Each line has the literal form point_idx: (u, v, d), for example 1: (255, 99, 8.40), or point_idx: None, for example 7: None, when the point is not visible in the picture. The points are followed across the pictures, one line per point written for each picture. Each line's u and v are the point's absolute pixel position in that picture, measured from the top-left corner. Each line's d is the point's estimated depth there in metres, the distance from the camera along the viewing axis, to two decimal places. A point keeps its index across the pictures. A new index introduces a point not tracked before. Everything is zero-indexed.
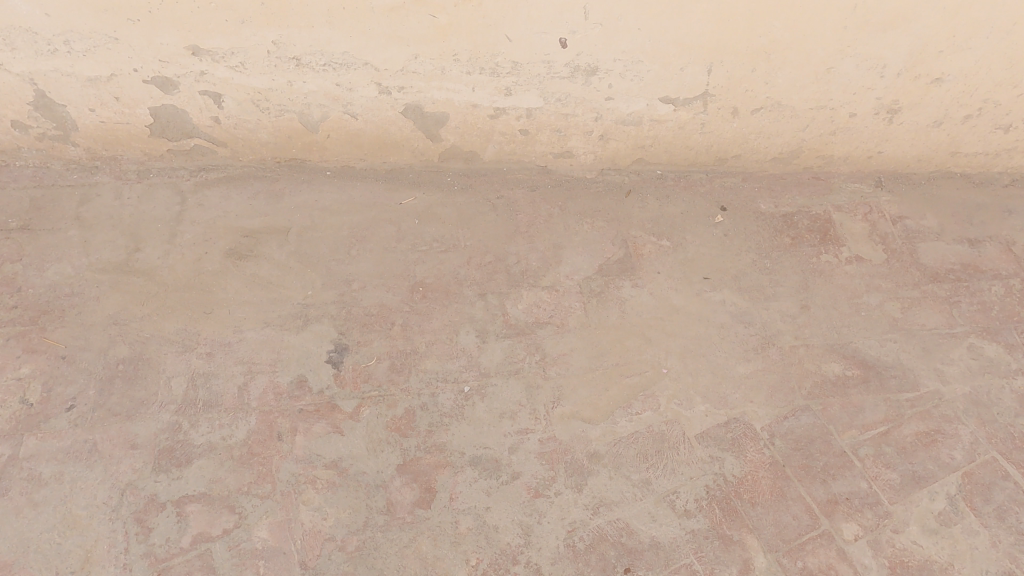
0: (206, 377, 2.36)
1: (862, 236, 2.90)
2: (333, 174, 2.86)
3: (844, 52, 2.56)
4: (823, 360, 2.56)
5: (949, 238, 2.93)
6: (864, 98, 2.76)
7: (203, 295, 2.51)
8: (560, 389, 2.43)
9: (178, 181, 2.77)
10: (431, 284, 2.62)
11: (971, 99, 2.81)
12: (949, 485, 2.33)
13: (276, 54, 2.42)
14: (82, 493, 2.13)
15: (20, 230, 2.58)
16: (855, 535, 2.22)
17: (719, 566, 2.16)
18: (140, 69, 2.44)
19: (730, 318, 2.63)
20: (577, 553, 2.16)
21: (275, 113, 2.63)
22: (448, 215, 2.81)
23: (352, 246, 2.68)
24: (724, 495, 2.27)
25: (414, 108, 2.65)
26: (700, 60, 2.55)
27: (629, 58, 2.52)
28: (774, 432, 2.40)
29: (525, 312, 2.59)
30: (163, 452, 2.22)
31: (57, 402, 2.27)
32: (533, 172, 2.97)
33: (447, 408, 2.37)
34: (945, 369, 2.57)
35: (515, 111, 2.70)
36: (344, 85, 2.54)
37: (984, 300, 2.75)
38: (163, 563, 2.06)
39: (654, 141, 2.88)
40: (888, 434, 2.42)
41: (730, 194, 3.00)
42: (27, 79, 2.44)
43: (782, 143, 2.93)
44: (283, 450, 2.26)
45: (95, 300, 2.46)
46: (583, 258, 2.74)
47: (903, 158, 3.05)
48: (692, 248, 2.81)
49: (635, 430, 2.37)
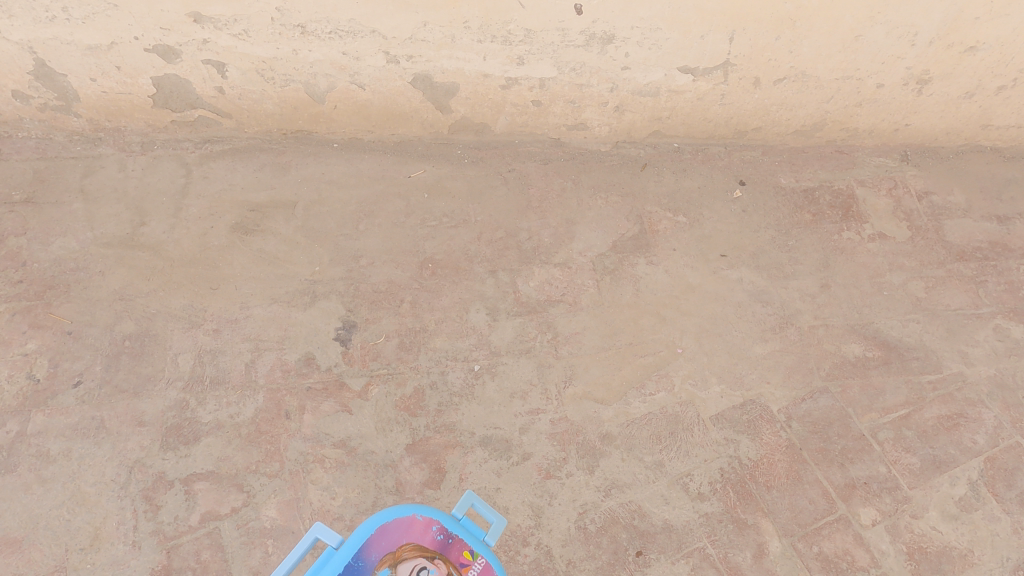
0: (213, 354, 2.32)
1: (886, 212, 2.81)
2: (340, 147, 2.79)
3: (874, 18, 2.44)
4: (843, 341, 2.49)
5: (976, 215, 2.83)
6: (892, 68, 2.64)
7: (209, 271, 2.47)
8: (573, 368, 2.38)
9: (182, 154, 2.71)
10: (441, 260, 2.56)
11: (1007, 69, 2.68)
12: (971, 470, 2.28)
13: (281, 21, 2.33)
14: (90, 470, 2.11)
15: (25, 204, 2.53)
16: (873, 520, 2.18)
17: (732, 550, 2.12)
18: (141, 38, 2.36)
19: (748, 297, 2.56)
20: (589, 535, 2.13)
21: (281, 82, 2.55)
22: (458, 188, 2.74)
23: (361, 221, 2.62)
24: (739, 478, 2.23)
25: (424, 77, 2.56)
26: (722, 28, 2.44)
27: (647, 25, 2.41)
28: (791, 414, 2.34)
29: (537, 290, 2.53)
30: (170, 430, 2.19)
31: (64, 378, 2.24)
32: (546, 144, 2.87)
33: (457, 387, 2.33)
34: (970, 351, 2.50)
35: (528, 81, 2.61)
36: (351, 54, 2.45)
37: (1011, 279, 2.67)
38: (172, 541, 2.05)
39: (672, 113, 2.78)
40: (909, 417, 2.36)
41: (749, 168, 2.90)
42: (26, 47, 2.37)
43: (805, 116, 2.83)
44: (291, 429, 2.23)
45: (100, 275, 2.42)
46: (597, 234, 2.67)
47: (931, 131, 2.93)
48: (709, 224, 2.73)
49: (649, 412, 2.32)
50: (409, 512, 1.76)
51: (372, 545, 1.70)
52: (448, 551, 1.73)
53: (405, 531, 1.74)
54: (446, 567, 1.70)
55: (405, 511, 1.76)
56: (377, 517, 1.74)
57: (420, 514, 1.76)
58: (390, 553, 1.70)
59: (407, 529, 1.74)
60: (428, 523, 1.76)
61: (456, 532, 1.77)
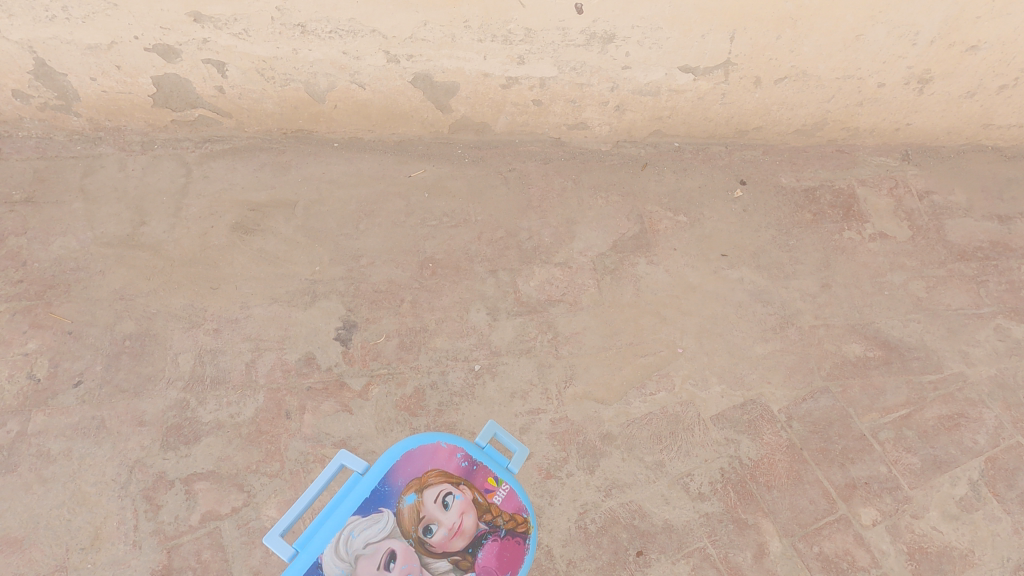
0: (213, 354, 2.32)
1: (887, 212, 2.80)
2: (341, 146, 2.79)
3: (875, 18, 2.43)
4: (843, 341, 2.49)
5: (978, 215, 2.83)
6: (894, 67, 2.64)
7: (210, 271, 2.47)
8: (573, 368, 2.38)
9: (183, 153, 2.71)
10: (441, 260, 2.56)
11: (1008, 68, 2.68)
12: (971, 470, 2.28)
13: (281, 20, 2.32)
14: (91, 470, 2.11)
15: (25, 203, 2.53)
16: (873, 520, 2.18)
17: (733, 549, 2.12)
18: (141, 37, 2.35)
19: (748, 296, 2.56)
20: (589, 535, 2.13)
21: (281, 82, 2.55)
22: (458, 188, 2.73)
23: (361, 220, 2.62)
24: (739, 478, 2.23)
25: (424, 77, 2.56)
26: (723, 28, 2.43)
27: (648, 25, 2.41)
28: (792, 413, 2.34)
29: (537, 289, 2.53)
30: (170, 429, 2.19)
31: (64, 377, 2.24)
32: (547, 144, 2.87)
33: (457, 386, 2.32)
34: (971, 351, 2.50)
35: (528, 80, 2.60)
36: (351, 53, 2.45)
37: (1013, 279, 2.67)
38: (173, 540, 2.05)
39: (673, 112, 2.78)
40: (910, 417, 2.36)
41: (750, 167, 2.90)
42: (26, 47, 2.36)
43: (806, 115, 2.82)
44: (291, 429, 2.23)
45: (100, 275, 2.42)
46: (597, 234, 2.66)
47: (932, 130, 2.93)
48: (710, 223, 2.72)
49: (649, 412, 2.32)
50: (435, 440, 2.07)
51: (398, 472, 1.99)
52: (472, 478, 2.06)
53: (431, 458, 2.05)
54: (471, 493, 2.03)
55: (431, 440, 2.07)
56: (404, 445, 2.03)
57: (445, 443, 2.08)
58: (415, 479, 2.00)
59: (433, 456, 2.05)
60: (453, 451, 2.08)
61: (480, 460, 2.11)
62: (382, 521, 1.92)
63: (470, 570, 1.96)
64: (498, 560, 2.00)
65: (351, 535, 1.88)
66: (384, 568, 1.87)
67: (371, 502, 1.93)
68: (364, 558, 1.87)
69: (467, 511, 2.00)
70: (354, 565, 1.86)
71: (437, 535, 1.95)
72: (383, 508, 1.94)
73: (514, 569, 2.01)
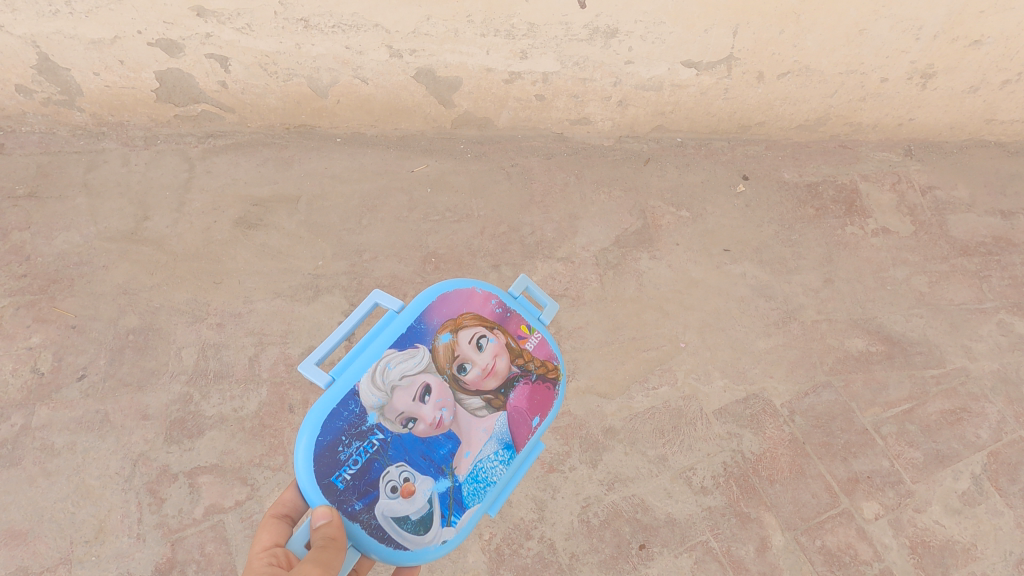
0: (216, 348, 2.33)
1: (890, 207, 2.80)
2: (344, 141, 2.79)
3: (878, 12, 2.43)
4: (846, 336, 2.49)
5: (980, 210, 2.83)
6: (897, 62, 2.63)
7: (213, 265, 2.47)
8: (576, 363, 2.38)
9: (186, 148, 2.71)
10: (444, 255, 2.56)
11: (1012, 63, 2.67)
12: (974, 465, 2.28)
13: (284, 15, 2.31)
14: (95, 463, 2.12)
15: (29, 198, 2.53)
16: (876, 514, 2.18)
17: (735, 543, 2.13)
18: (144, 31, 2.34)
19: (751, 291, 2.56)
20: (592, 528, 2.13)
21: (284, 77, 2.55)
22: (460, 183, 2.73)
23: (364, 215, 2.62)
24: (742, 472, 2.23)
25: (427, 72, 2.56)
26: (726, 22, 2.43)
27: (651, 19, 2.40)
28: (794, 408, 2.34)
29: (540, 284, 2.53)
30: (174, 423, 2.20)
31: (68, 371, 2.25)
32: (549, 139, 2.88)
33: None
34: (973, 346, 2.50)
35: (531, 75, 2.60)
36: (354, 48, 2.45)
37: (1016, 274, 2.67)
38: (176, 534, 2.05)
39: (675, 107, 2.78)
40: (912, 412, 2.36)
41: (752, 162, 2.90)
42: (29, 41, 2.35)
43: (808, 110, 2.83)
44: (294, 422, 2.23)
45: (104, 269, 2.43)
46: (600, 229, 2.67)
47: (935, 125, 2.93)
48: (712, 218, 2.72)
49: (652, 406, 2.32)
50: (469, 285, 1.62)
51: (433, 311, 1.55)
52: (506, 324, 1.63)
53: (466, 302, 1.60)
54: (505, 339, 1.61)
55: (466, 284, 1.62)
56: (437, 287, 1.58)
57: (479, 288, 1.63)
58: (450, 320, 1.56)
59: (468, 300, 1.61)
60: (488, 297, 1.64)
61: (514, 307, 1.67)
62: (417, 356, 1.46)
63: (502, 411, 1.53)
64: (529, 402, 1.59)
65: (387, 366, 1.41)
66: (419, 401, 1.41)
67: (404, 339, 1.48)
68: (401, 391, 1.41)
69: (500, 354, 1.57)
70: (390, 396, 1.39)
71: (470, 374, 1.51)
72: (419, 345, 1.48)
73: (543, 414, 1.60)
